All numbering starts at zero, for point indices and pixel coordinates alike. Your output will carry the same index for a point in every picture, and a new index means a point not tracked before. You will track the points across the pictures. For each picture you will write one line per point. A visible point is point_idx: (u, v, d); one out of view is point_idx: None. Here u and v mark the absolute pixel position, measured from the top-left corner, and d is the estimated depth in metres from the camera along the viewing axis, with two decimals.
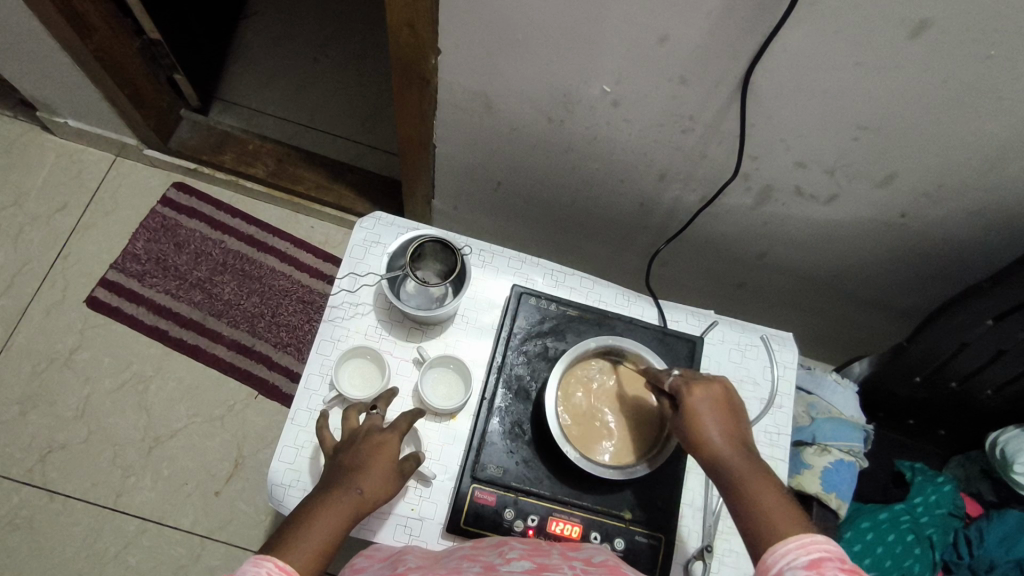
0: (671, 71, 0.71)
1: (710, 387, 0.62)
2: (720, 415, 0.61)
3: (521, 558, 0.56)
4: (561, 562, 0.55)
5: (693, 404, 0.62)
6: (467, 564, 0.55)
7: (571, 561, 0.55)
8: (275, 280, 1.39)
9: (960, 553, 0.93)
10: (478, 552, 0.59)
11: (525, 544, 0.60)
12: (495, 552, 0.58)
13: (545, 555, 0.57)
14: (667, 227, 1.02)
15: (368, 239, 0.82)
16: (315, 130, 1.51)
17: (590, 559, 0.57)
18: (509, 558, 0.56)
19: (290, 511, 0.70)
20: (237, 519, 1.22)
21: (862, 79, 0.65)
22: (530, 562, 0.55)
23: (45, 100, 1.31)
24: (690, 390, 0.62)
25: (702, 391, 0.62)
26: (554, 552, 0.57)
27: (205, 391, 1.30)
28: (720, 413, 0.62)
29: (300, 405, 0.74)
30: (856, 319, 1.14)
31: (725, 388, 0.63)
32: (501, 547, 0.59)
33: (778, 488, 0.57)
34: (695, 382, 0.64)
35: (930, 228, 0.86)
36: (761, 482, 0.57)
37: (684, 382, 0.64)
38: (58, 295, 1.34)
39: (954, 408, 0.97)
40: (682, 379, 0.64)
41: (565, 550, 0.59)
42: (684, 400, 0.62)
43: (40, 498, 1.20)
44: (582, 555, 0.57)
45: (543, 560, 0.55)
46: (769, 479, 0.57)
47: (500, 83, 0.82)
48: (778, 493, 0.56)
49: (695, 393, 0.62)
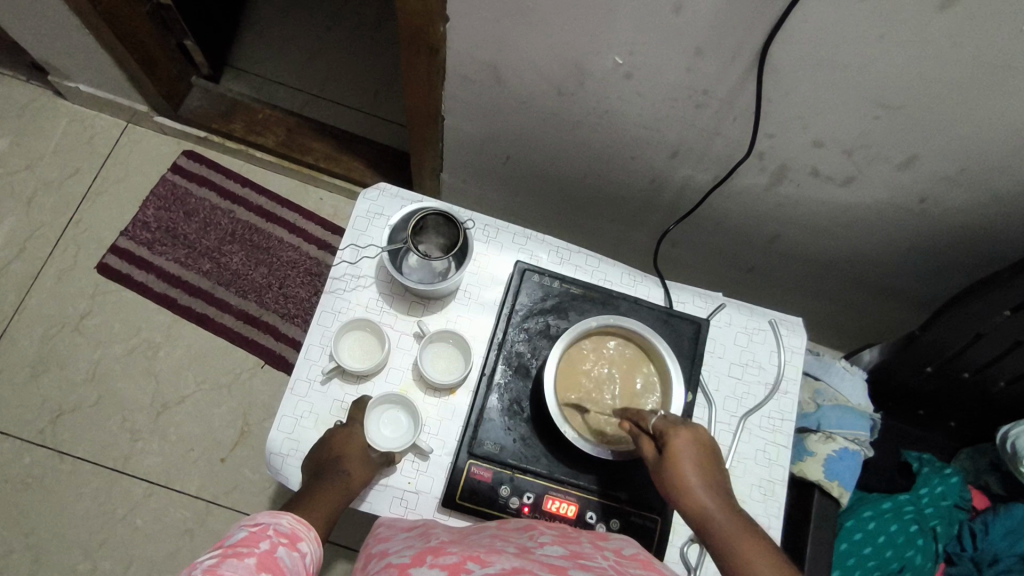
0: (687, 42, 0.68)
1: (694, 430, 0.60)
2: (702, 461, 0.60)
3: (554, 544, 0.55)
4: (594, 551, 0.54)
5: (677, 448, 0.59)
6: (500, 543, 0.54)
7: (603, 552, 0.54)
8: (283, 251, 1.39)
9: (964, 546, 0.91)
10: (507, 533, 0.57)
11: (554, 530, 0.59)
12: (526, 535, 0.57)
13: (576, 543, 0.56)
14: (679, 206, 1.00)
15: (372, 211, 0.81)
16: (325, 100, 1.49)
17: (621, 550, 0.55)
18: (542, 543, 0.55)
19: (287, 479, 0.70)
20: (242, 486, 1.24)
21: (886, 54, 0.62)
22: (563, 549, 0.53)
23: (57, 64, 1.30)
24: (675, 432, 0.60)
25: (685, 433, 0.60)
26: (585, 542, 0.56)
27: (212, 359, 1.31)
28: (703, 459, 0.60)
29: (300, 375, 0.74)
30: (868, 307, 1.12)
31: (706, 434, 0.61)
32: (531, 531, 0.58)
33: (763, 540, 0.55)
34: (680, 423, 0.61)
35: (952, 213, 0.83)
36: (747, 539, 0.55)
37: (668, 421, 0.61)
38: (69, 260, 1.35)
39: (966, 400, 0.95)
40: (663, 419, 0.62)
41: (594, 539, 0.58)
42: (665, 443, 0.60)
43: (51, 458, 1.22)
44: (612, 546, 0.56)
45: (576, 547, 0.54)
46: (753, 531, 0.56)
47: (511, 53, 0.79)
48: (767, 552, 0.54)
49: (678, 437, 0.60)
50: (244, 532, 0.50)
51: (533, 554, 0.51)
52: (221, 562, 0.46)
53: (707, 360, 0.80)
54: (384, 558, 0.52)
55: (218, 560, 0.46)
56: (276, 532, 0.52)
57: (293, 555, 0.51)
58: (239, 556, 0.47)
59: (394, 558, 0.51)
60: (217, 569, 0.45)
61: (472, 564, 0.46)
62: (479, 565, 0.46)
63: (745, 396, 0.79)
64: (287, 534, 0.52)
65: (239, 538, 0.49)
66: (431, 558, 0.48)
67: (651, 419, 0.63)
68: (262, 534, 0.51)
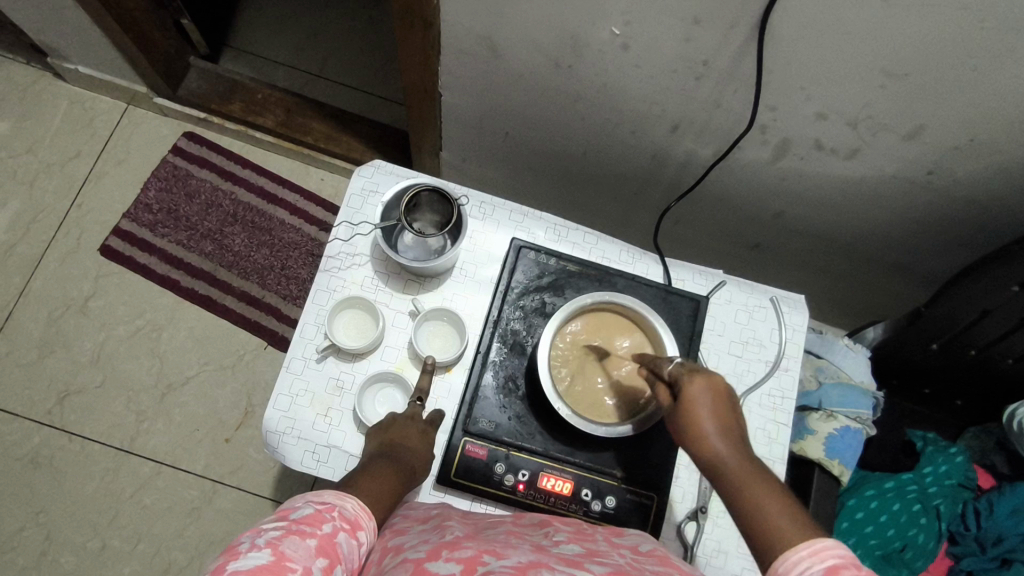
0: (684, 11, 0.66)
1: (711, 377, 0.55)
2: (720, 409, 0.54)
3: (570, 541, 0.52)
4: (610, 549, 0.51)
5: (691, 394, 0.54)
6: (515, 539, 0.51)
7: (619, 549, 0.51)
8: (285, 232, 1.39)
9: (967, 525, 0.90)
10: (522, 530, 0.54)
11: (568, 526, 0.56)
12: (540, 533, 0.54)
13: (591, 540, 0.53)
14: (680, 183, 0.99)
15: (366, 188, 0.80)
16: (325, 79, 1.47)
17: (637, 547, 0.52)
18: (558, 541, 0.52)
19: (283, 457, 0.70)
20: (247, 465, 1.25)
21: (891, 19, 0.60)
22: (579, 547, 0.51)
23: (54, 44, 1.29)
24: (688, 378, 0.54)
25: (702, 380, 0.54)
26: (600, 538, 0.53)
27: (215, 340, 1.32)
28: (720, 405, 0.54)
29: (295, 353, 0.73)
30: (874, 284, 1.10)
31: (725, 380, 0.55)
32: (546, 528, 0.55)
33: (777, 491, 0.49)
34: (697, 370, 0.56)
35: (960, 186, 0.81)
36: (761, 490, 0.49)
37: (684, 369, 0.56)
38: (72, 243, 1.35)
39: (972, 378, 0.94)
40: (681, 367, 0.57)
41: (609, 535, 0.55)
42: (680, 388, 0.55)
43: (59, 438, 1.24)
44: (628, 543, 0.53)
45: (592, 545, 0.51)
46: (766, 479, 0.50)
47: (506, 25, 0.77)
48: (783, 500, 0.48)
49: (693, 382, 0.54)
50: (309, 508, 0.43)
51: (549, 550, 0.48)
52: (283, 538, 0.40)
53: (706, 338, 0.79)
54: (398, 553, 0.48)
55: (279, 534, 0.40)
56: (342, 515, 0.44)
57: (353, 545, 0.43)
58: (302, 535, 0.40)
59: (410, 552, 0.47)
60: (278, 545, 0.39)
61: (488, 557, 0.44)
62: (495, 558, 0.44)
63: (745, 374, 0.78)
64: (351, 519, 0.45)
65: (303, 514, 0.42)
66: (446, 552, 0.45)
67: (669, 368, 0.57)
68: (327, 514, 0.43)
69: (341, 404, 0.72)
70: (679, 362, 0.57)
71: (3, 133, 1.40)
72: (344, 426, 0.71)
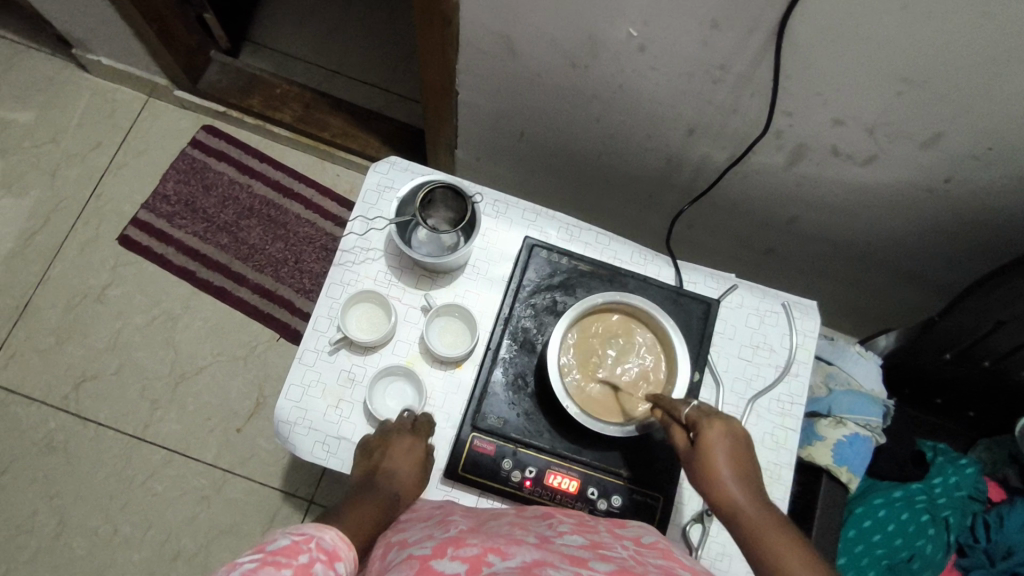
0: (703, 14, 0.66)
1: (729, 423, 0.58)
2: (736, 456, 0.57)
3: (573, 532, 0.52)
4: (613, 541, 0.52)
5: (709, 438, 0.57)
6: (519, 532, 0.52)
7: (622, 541, 0.52)
8: (300, 227, 1.40)
9: (977, 537, 0.89)
10: (525, 522, 0.55)
11: (572, 518, 0.57)
12: (544, 524, 0.55)
13: (594, 531, 0.54)
14: (694, 186, 0.99)
15: (382, 184, 0.81)
16: (343, 76, 1.48)
17: (640, 539, 0.53)
18: (562, 532, 0.52)
19: (294, 447, 0.71)
20: (257, 455, 1.26)
21: (911, 26, 0.60)
22: (582, 538, 0.51)
23: (79, 36, 1.32)
24: (709, 422, 0.58)
25: (720, 425, 0.58)
26: (603, 530, 0.54)
27: (229, 331, 1.33)
28: (736, 453, 0.57)
29: (308, 345, 0.74)
30: (888, 292, 1.09)
31: (743, 429, 0.59)
32: (550, 519, 0.56)
33: (792, 536, 0.51)
34: (715, 414, 0.60)
35: (978, 195, 0.80)
36: (776, 535, 0.51)
37: (702, 411, 0.60)
38: (92, 232, 1.37)
39: (985, 389, 0.92)
40: (698, 409, 0.60)
41: (612, 527, 0.56)
42: (699, 432, 0.58)
43: (74, 423, 1.26)
44: (631, 534, 0.54)
45: (595, 537, 0.52)
46: (781, 524, 0.52)
47: (524, 26, 0.78)
48: (798, 545, 0.50)
49: (711, 425, 0.58)
50: (286, 539, 0.44)
51: (552, 543, 0.49)
52: (259, 569, 0.40)
53: (716, 341, 0.79)
54: (403, 548, 0.49)
55: (255, 567, 0.40)
56: (318, 546, 0.45)
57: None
58: (278, 566, 0.41)
59: (415, 549, 0.48)
60: None
61: (493, 557, 0.44)
62: (500, 558, 0.44)
63: (754, 378, 0.78)
64: (328, 550, 0.46)
65: (280, 545, 0.43)
66: (451, 550, 0.45)
67: (686, 409, 0.61)
68: (303, 546, 0.44)
69: (352, 396, 0.73)
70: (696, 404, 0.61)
71: (27, 122, 1.43)
72: (354, 418, 0.72)
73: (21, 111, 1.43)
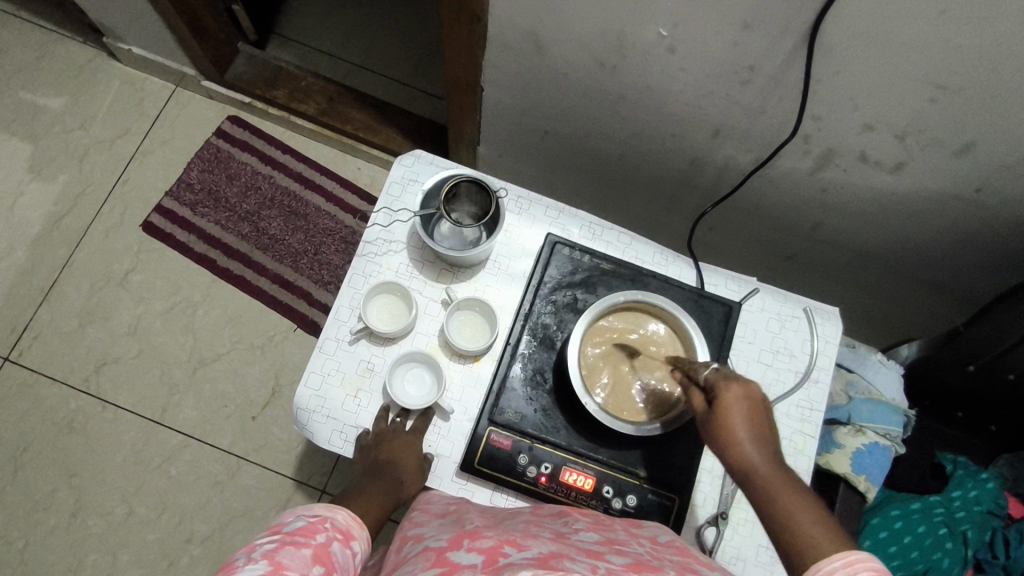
0: (735, 15, 0.66)
1: (747, 386, 0.55)
2: (755, 417, 0.54)
3: (589, 529, 0.52)
4: (629, 538, 0.51)
5: (727, 401, 0.54)
6: (534, 527, 0.52)
7: (638, 538, 0.52)
8: (320, 218, 1.41)
9: (995, 553, 0.88)
10: (541, 519, 0.55)
11: (588, 517, 0.56)
12: (560, 521, 0.55)
13: (610, 530, 0.53)
14: (717, 188, 0.98)
15: (406, 177, 0.81)
16: (367, 70, 1.49)
17: (657, 538, 0.53)
18: (577, 529, 0.52)
19: (312, 435, 0.72)
20: (271, 443, 1.27)
21: (947, 31, 0.59)
22: (598, 535, 0.51)
23: (111, 25, 1.34)
24: (726, 385, 0.55)
25: (738, 388, 0.55)
26: (619, 528, 0.54)
27: (247, 320, 1.35)
28: (755, 414, 0.54)
29: (329, 334, 0.75)
30: (910, 302, 1.08)
31: (760, 390, 0.56)
32: (565, 517, 0.56)
33: (809, 501, 0.50)
34: (732, 377, 0.56)
35: (1009, 205, 0.79)
36: (795, 501, 0.50)
37: (721, 374, 0.57)
38: (117, 218, 1.40)
39: (1010, 403, 0.91)
40: (716, 372, 0.57)
41: (628, 526, 0.56)
42: (716, 395, 0.55)
43: (94, 405, 1.28)
44: (648, 534, 0.54)
45: (611, 534, 0.52)
46: (798, 488, 0.51)
47: (553, 23, 0.78)
48: (814, 510, 0.50)
49: (730, 389, 0.55)
50: (302, 521, 0.47)
51: (568, 539, 0.49)
52: (279, 548, 0.43)
53: (736, 344, 0.79)
54: (419, 542, 0.49)
55: (275, 547, 0.43)
56: (333, 526, 0.49)
57: (346, 554, 0.48)
58: (296, 546, 0.44)
59: (431, 541, 0.48)
60: (274, 556, 0.42)
61: (509, 548, 0.44)
62: (516, 550, 0.44)
63: (773, 382, 0.78)
64: (342, 530, 0.49)
65: (297, 527, 0.46)
66: (467, 542, 0.46)
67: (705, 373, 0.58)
68: (319, 527, 0.48)
69: (370, 387, 0.74)
70: (715, 368, 0.58)
71: (57, 108, 1.46)
72: (372, 408, 0.73)
73: (52, 97, 1.46)
